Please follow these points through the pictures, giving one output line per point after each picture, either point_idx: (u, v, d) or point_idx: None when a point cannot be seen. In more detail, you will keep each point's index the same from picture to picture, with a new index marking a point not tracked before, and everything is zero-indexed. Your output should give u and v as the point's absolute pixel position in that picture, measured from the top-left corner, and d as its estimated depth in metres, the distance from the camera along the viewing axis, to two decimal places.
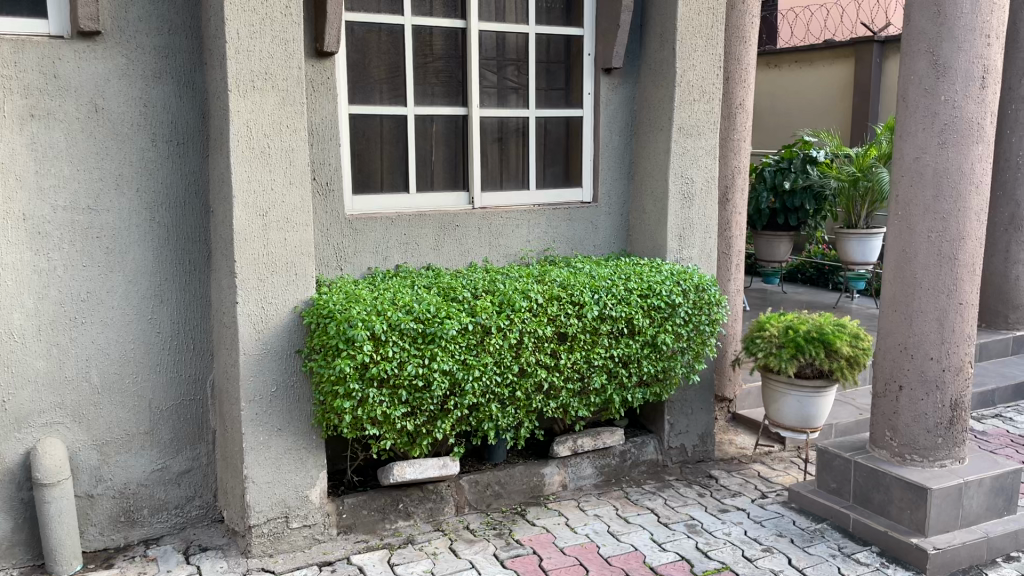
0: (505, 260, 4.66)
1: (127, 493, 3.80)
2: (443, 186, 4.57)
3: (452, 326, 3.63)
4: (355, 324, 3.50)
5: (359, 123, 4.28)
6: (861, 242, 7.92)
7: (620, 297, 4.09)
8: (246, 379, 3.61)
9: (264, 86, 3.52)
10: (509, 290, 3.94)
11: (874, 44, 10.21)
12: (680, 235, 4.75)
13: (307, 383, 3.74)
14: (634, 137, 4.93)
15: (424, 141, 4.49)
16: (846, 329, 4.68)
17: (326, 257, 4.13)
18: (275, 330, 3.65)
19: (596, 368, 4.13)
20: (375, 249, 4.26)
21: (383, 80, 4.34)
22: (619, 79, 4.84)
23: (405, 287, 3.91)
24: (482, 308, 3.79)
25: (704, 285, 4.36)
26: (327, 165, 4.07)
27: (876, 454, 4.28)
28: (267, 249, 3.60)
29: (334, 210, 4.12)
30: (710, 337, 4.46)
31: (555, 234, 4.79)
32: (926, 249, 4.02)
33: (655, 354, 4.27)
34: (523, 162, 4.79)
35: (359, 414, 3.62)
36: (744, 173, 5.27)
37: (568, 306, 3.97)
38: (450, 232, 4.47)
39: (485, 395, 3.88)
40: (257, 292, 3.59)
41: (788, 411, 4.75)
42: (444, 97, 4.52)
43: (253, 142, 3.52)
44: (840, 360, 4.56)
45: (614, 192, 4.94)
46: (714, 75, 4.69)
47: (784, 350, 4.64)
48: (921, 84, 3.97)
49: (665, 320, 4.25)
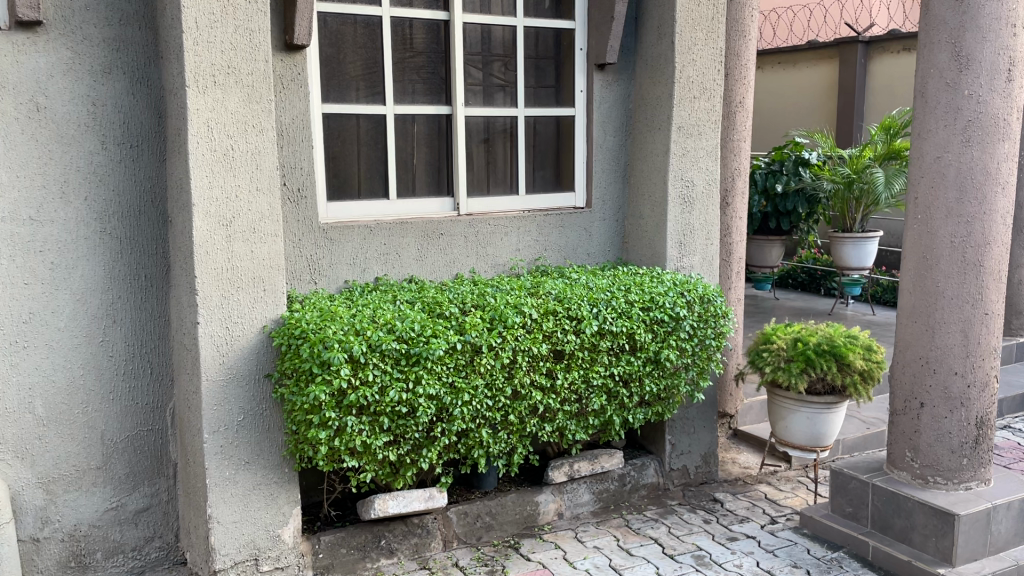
0: (493, 271, 4.32)
1: (78, 536, 3.41)
2: (425, 191, 4.22)
3: (440, 347, 3.27)
4: (331, 346, 3.14)
5: (333, 123, 3.92)
6: (859, 247, 7.64)
7: (620, 310, 3.76)
8: (208, 409, 3.23)
9: (227, 81, 3.15)
10: (500, 304, 3.60)
11: (859, 44, 9.97)
12: (680, 242, 4.43)
13: (278, 411, 3.38)
14: (629, 137, 4.61)
15: (405, 142, 4.14)
16: (859, 341, 4.38)
17: (298, 270, 3.76)
18: (240, 352, 3.27)
19: (595, 388, 3.80)
20: (351, 260, 3.90)
21: (359, 77, 3.99)
22: (614, 76, 4.52)
23: (386, 302, 3.56)
24: (471, 325, 3.44)
25: (709, 295, 4.04)
26: (298, 169, 3.70)
27: (895, 476, 3.97)
28: (232, 262, 3.23)
29: (306, 219, 3.75)
30: (715, 352, 4.13)
31: (546, 243, 4.46)
32: (949, 256, 3.72)
33: (657, 372, 3.95)
34: (512, 165, 4.46)
35: (336, 446, 3.25)
36: (744, 175, 4.96)
37: (564, 321, 3.64)
38: (434, 241, 4.12)
39: (474, 420, 3.54)
40: (220, 311, 3.22)
41: (797, 430, 4.44)
42: (426, 95, 4.18)
43: (215, 143, 3.15)
44: (853, 374, 4.27)
45: (607, 197, 4.61)
46: (716, 70, 4.37)
47: (793, 365, 4.32)
48: (942, 77, 3.67)
49: (669, 335, 3.92)
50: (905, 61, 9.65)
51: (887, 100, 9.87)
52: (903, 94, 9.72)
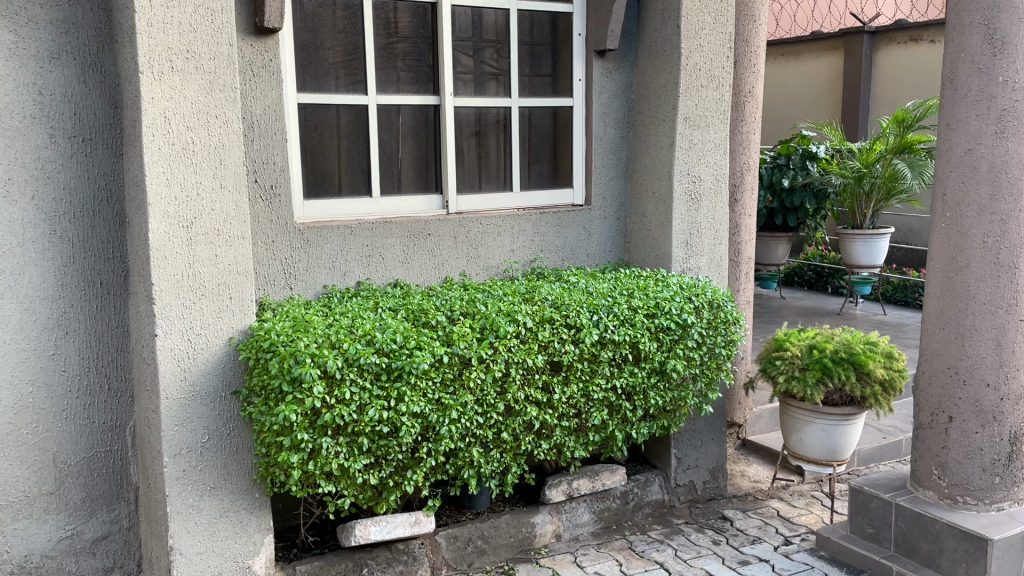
0: (485, 274, 4.01)
1: (28, 569, 3.10)
2: (411, 188, 3.91)
3: (424, 360, 2.97)
4: (303, 361, 2.83)
5: (310, 114, 3.61)
6: (867, 245, 7.35)
7: (623, 317, 3.46)
8: (168, 431, 2.92)
9: (186, 66, 2.84)
10: (492, 311, 3.29)
11: (865, 35, 9.63)
12: (686, 242, 4.12)
13: (247, 431, 3.07)
14: (631, 130, 4.30)
15: (389, 135, 3.83)
16: (879, 349, 4.08)
17: (272, 275, 3.45)
18: (203, 368, 2.96)
19: (595, 402, 3.50)
20: (331, 263, 3.59)
21: (339, 64, 3.67)
22: (614, 63, 4.21)
23: (366, 310, 3.25)
24: (460, 336, 3.13)
25: (719, 300, 3.73)
26: (270, 165, 3.39)
27: (920, 495, 3.66)
28: (194, 268, 2.92)
29: (280, 219, 3.44)
30: (725, 362, 3.82)
31: (543, 243, 4.15)
32: (981, 257, 3.41)
33: (663, 384, 3.64)
34: (505, 159, 4.15)
35: (310, 470, 2.95)
36: (754, 170, 4.65)
37: (562, 329, 3.33)
38: (421, 242, 3.80)
39: (464, 439, 3.23)
40: (180, 322, 2.91)
41: (812, 443, 4.13)
42: (412, 84, 3.86)
43: (173, 136, 2.84)
44: (873, 384, 3.96)
45: (608, 195, 4.31)
46: (725, 57, 4.06)
47: (809, 374, 4.01)
48: (974, 62, 3.36)
49: (675, 344, 3.62)
50: (912, 52, 9.31)
51: (894, 92, 9.55)
52: (911, 85, 9.39)
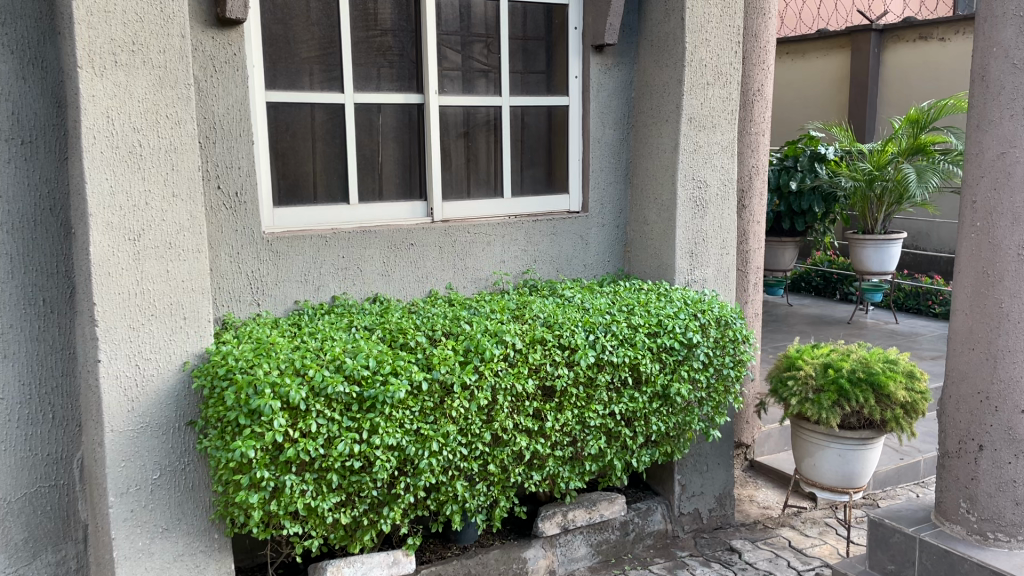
0: (473, 287, 3.71)
1: None
2: (393, 194, 3.62)
3: (399, 389, 2.66)
4: (262, 391, 2.52)
5: (282, 114, 3.32)
6: (878, 250, 7.03)
7: (622, 337, 3.15)
8: (114, 467, 2.62)
9: (132, 60, 2.53)
10: (477, 332, 2.98)
11: (872, 32, 9.31)
12: (691, 253, 3.82)
13: (203, 466, 2.77)
14: (631, 131, 4.00)
15: (369, 136, 3.53)
16: (900, 369, 3.77)
17: (237, 290, 3.15)
18: (152, 397, 2.66)
19: (592, 429, 3.19)
20: (303, 277, 3.29)
21: (313, 59, 3.37)
22: (613, 59, 3.90)
23: (338, 330, 2.94)
24: (441, 359, 2.82)
25: (727, 317, 3.42)
26: (234, 169, 3.09)
27: (946, 530, 3.36)
28: (143, 285, 2.62)
29: (246, 229, 3.14)
30: (734, 384, 3.50)
31: (536, 253, 3.85)
32: (1016, 272, 3.09)
33: (666, 409, 3.33)
34: (495, 163, 3.85)
35: (272, 510, 2.64)
36: (762, 174, 4.35)
37: (554, 351, 3.02)
38: (403, 252, 3.50)
39: (446, 473, 2.92)
40: (127, 345, 2.61)
41: (827, 469, 3.82)
42: (394, 82, 3.56)
43: (118, 138, 2.53)
44: (893, 407, 3.65)
45: (606, 201, 4.00)
46: (733, 52, 3.75)
47: (824, 396, 3.70)
48: (1008, 56, 3.05)
49: (680, 366, 3.30)
50: (921, 50, 8.99)
51: (902, 92, 9.24)
52: (920, 85, 9.06)
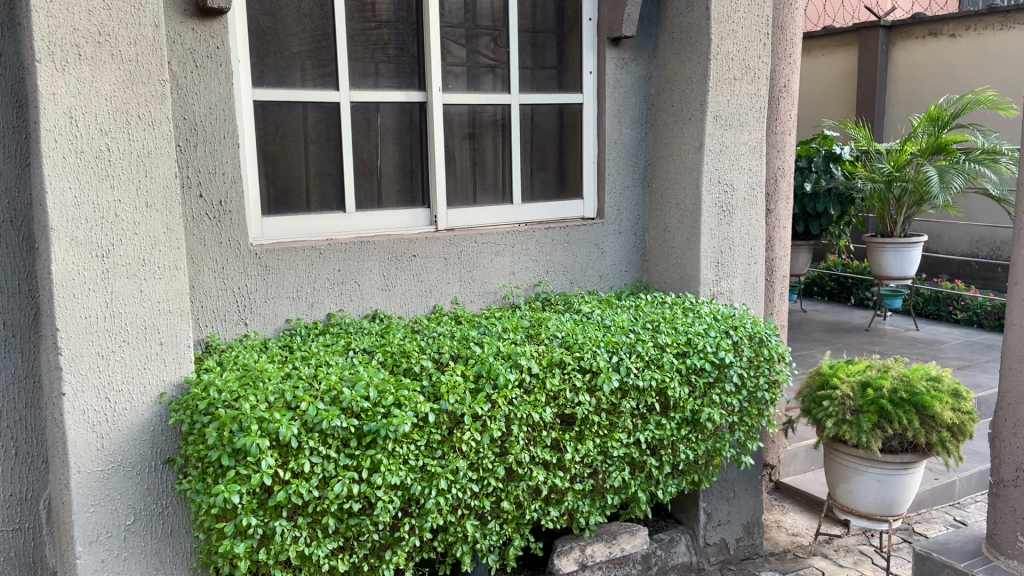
0: (481, 301, 3.41)
1: None
2: (393, 201, 3.32)
3: (404, 423, 2.35)
4: (248, 428, 2.21)
5: (270, 114, 3.02)
6: (898, 255, 6.74)
7: (648, 358, 2.85)
8: (81, 514, 2.31)
9: (98, 53, 2.23)
10: (488, 354, 2.68)
11: (881, 30, 8.99)
12: (717, 262, 3.52)
13: (184, 508, 2.47)
14: (650, 130, 3.71)
15: (367, 138, 3.23)
16: (945, 389, 3.47)
17: (221, 308, 2.85)
18: (124, 434, 2.36)
19: (615, 460, 2.89)
20: (295, 292, 2.98)
21: (305, 53, 3.07)
22: (631, 53, 3.61)
23: (334, 354, 2.63)
24: (450, 387, 2.52)
25: (761, 335, 3.13)
26: (217, 175, 2.79)
27: (1001, 565, 2.95)
28: (113, 307, 2.32)
29: (232, 241, 2.84)
30: (767, 407, 3.21)
31: (548, 263, 3.55)
32: None
33: (695, 435, 3.04)
34: (504, 166, 3.56)
35: (260, 560, 2.33)
36: (788, 176, 4.07)
37: (575, 375, 2.72)
38: (405, 264, 3.20)
39: (455, 512, 2.61)
40: (95, 376, 2.30)
41: (864, 495, 3.53)
42: (394, 78, 3.26)
43: (83, 142, 2.23)
44: (939, 429, 3.35)
45: (623, 206, 3.71)
46: (760, 44, 3.46)
47: (863, 418, 3.40)
48: None
49: (710, 389, 3.01)
50: (932, 48, 8.68)
51: (912, 90, 8.94)
52: (929, 83, 8.76)
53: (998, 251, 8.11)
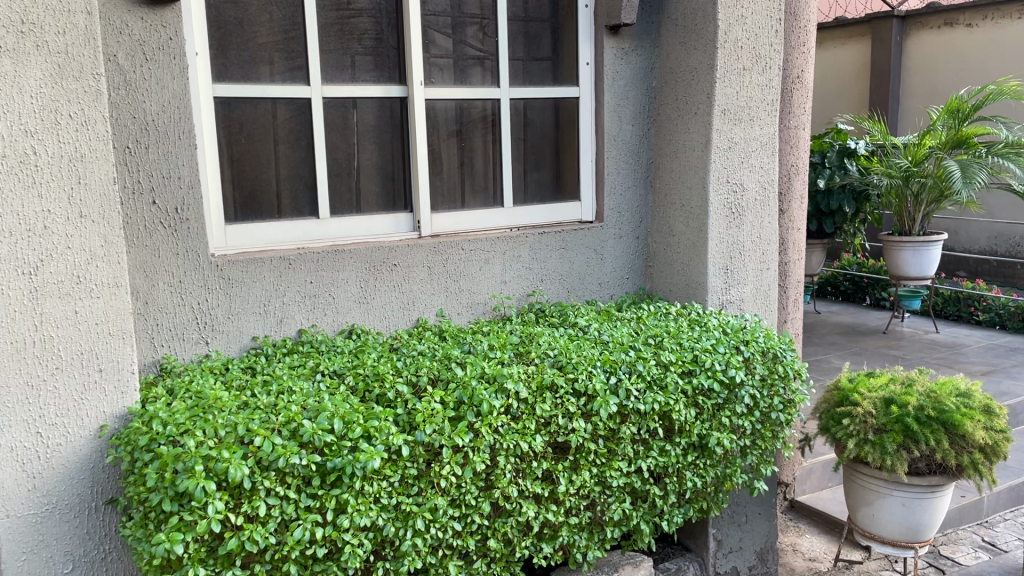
0: (469, 314, 3.14)
1: None
2: (373, 206, 3.05)
3: (373, 459, 2.08)
4: (192, 468, 1.94)
5: (235, 112, 2.75)
6: (918, 254, 6.43)
7: (650, 379, 2.58)
8: (11, 564, 2.05)
9: (21, 44, 1.96)
10: (471, 377, 2.41)
11: (894, 19, 8.69)
12: (726, 268, 3.24)
13: (129, 554, 2.21)
14: (652, 126, 3.43)
15: (343, 138, 2.97)
16: (977, 405, 3.18)
17: (179, 326, 2.59)
18: (58, 473, 2.09)
19: (614, 490, 2.62)
20: (262, 307, 2.72)
21: (272, 45, 2.80)
22: (631, 42, 3.33)
23: (299, 379, 2.37)
24: (426, 417, 2.25)
25: (776, 350, 2.85)
26: (172, 179, 2.53)
27: None
28: (43, 332, 2.05)
29: (190, 252, 2.58)
30: (782, 429, 2.93)
31: (542, 271, 3.28)
32: None
33: (702, 461, 2.77)
34: (494, 166, 3.28)
35: None
36: (802, 173, 3.78)
37: (568, 400, 2.45)
38: (385, 275, 2.93)
39: (435, 553, 2.34)
40: (23, 409, 2.04)
41: (888, 521, 3.24)
42: (372, 72, 2.99)
43: (5, 145, 1.97)
44: (971, 450, 3.07)
45: (624, 208, 3.44)
46: (772, 31, 3.17)
47: (887, 438, 3.12)
48: None
49: (719, 411, 2.74)
50: (946, 38, 8.36)
51: (927, 82, 8.58)
52: (943, 74, 8.44)
53: (1018, 247, 7.80)
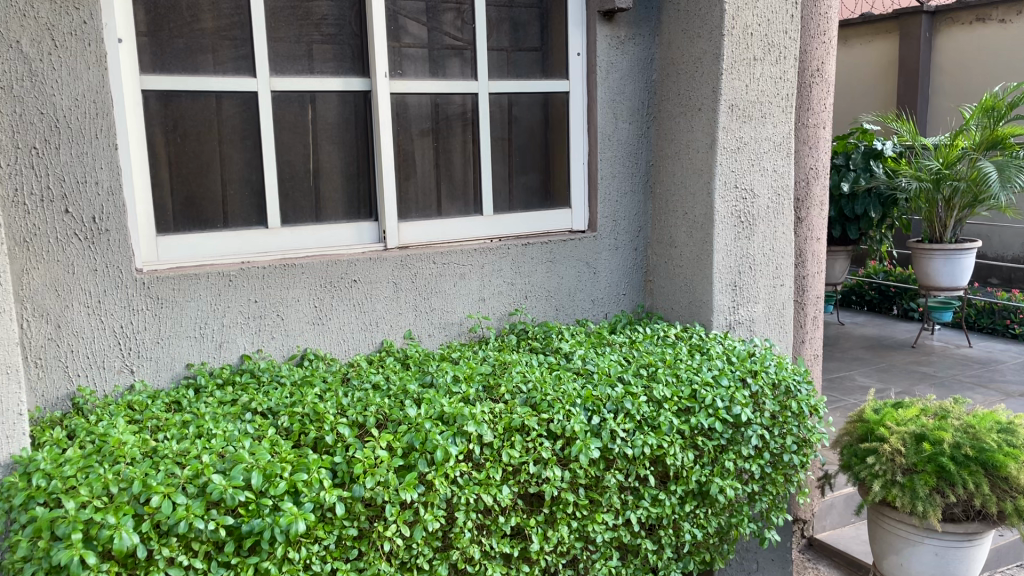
0: (441, 336, 2.79)
1: None
2: (334, 214, 2.71)
3: (298, 521, 1.72)
4: (70, 535, 1.59)
5: (169, 108, 2.42)
6: (949, 262, 6.00)
7: (640, 417, 2.23)
8: None
9: None
10: (425, 417, 2.06)
11: (923, 15, 8.25)
12: (734, 285, 2.87)
13: None
14: (652, 124, 3.06)
15: (299, 137, 2.62)
16: (1021, 443, 2.78)
17: (99, 353, 2.26)
18: None
19: (600, 546, 2.24)
20: (198, 330, 2.39)
21: (214, 32, 2.46)
22: (628, 30, 2.97)
23: (223, 421, 2.02)
24: (368, 467, 1.89)
25: (787, 383, 2.49)
26: (88, 185, 2.19)
27: None
28: None
29: (112, 268, 2.25)
30: (795, 472, 2.57)
31: (527, 287, 2.92)
32: None
33: (703, 510, 2.39)
34: (474, 169, 2.93)
35: None
36: (822, 177, 3.40)
37: (542, 443, 2.09)
38: (343, 292, 2.59)
39: None
40: None
41: (917, 571, 2.85)
42: (332, 64, 2.64)
43: None
44: (1015, 495, 2.68)
45: (620, 216, 3.07)
46: (787, 16, 2.79)
47: (918, 479, 2.73)
48: None
49: (722, 453, 2.37)
50: (977, 33, 7.89)
51: (958, 80, 8.13)
52: (975, 71, 7.97)
53: None
